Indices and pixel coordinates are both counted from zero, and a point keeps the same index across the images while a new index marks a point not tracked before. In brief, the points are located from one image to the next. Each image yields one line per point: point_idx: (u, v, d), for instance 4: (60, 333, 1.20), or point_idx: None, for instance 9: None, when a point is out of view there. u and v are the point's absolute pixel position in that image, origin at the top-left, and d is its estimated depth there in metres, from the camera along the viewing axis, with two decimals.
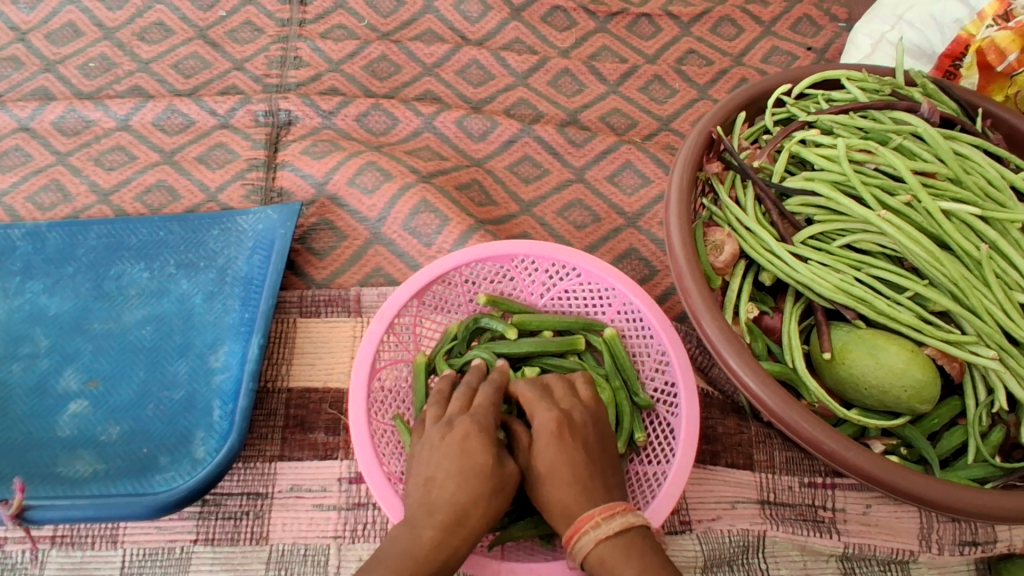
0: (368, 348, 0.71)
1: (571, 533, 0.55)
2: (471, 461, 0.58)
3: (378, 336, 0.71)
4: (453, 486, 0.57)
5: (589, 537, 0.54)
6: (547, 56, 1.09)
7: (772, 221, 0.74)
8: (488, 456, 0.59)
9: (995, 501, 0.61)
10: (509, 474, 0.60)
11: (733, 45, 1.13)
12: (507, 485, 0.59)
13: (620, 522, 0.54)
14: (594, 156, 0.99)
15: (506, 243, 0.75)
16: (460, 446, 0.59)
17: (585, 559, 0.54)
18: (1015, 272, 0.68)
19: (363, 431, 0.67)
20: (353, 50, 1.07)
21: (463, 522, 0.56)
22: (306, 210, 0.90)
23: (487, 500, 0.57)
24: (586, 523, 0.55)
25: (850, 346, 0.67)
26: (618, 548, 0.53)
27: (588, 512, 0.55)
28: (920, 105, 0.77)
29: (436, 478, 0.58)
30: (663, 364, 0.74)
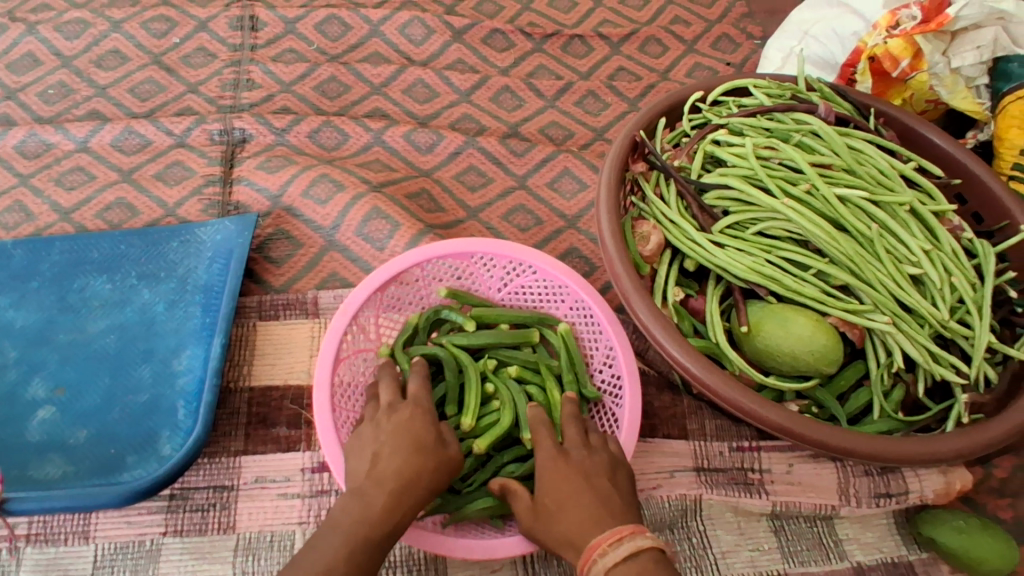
0: (331, 340, 0.75)
1: (582, 563, 0.58)
2: (416, 437, 0.65)
3: (340, 330, 0.75)
4: (399, 458, 0.63)
5: (599, 564, 0.57)
6: (487, 75, 1.17)
7: (692, 214, 0.82)
8: (430, 434, 0.65)
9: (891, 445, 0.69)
10: (452, 451, 0.66)
11: (659, 62, 1.23)
12: (450, 462, 0.65)
13: (628, 546, 0.57)
14: (535, 164, 1.07)
15: (463, 241, 0.81)
16: (403, 424, 0.66)
17: None
18: (905, 248, 0.77)
19: (325, 416, 0.71)
20: (303, 72, 1.13)
21: (409, 491, 0.62)
22: (262, 221, 0.95)
23: (434, 472, 0.63)
24: (594, 550, 0.58)
25: (763, 319, 0.75)
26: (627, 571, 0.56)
27: (595, 540, 0.58)
28: (818, 107, 0.86)
29: (382, 453, 0.64)
30: (611, 358, 0.80)
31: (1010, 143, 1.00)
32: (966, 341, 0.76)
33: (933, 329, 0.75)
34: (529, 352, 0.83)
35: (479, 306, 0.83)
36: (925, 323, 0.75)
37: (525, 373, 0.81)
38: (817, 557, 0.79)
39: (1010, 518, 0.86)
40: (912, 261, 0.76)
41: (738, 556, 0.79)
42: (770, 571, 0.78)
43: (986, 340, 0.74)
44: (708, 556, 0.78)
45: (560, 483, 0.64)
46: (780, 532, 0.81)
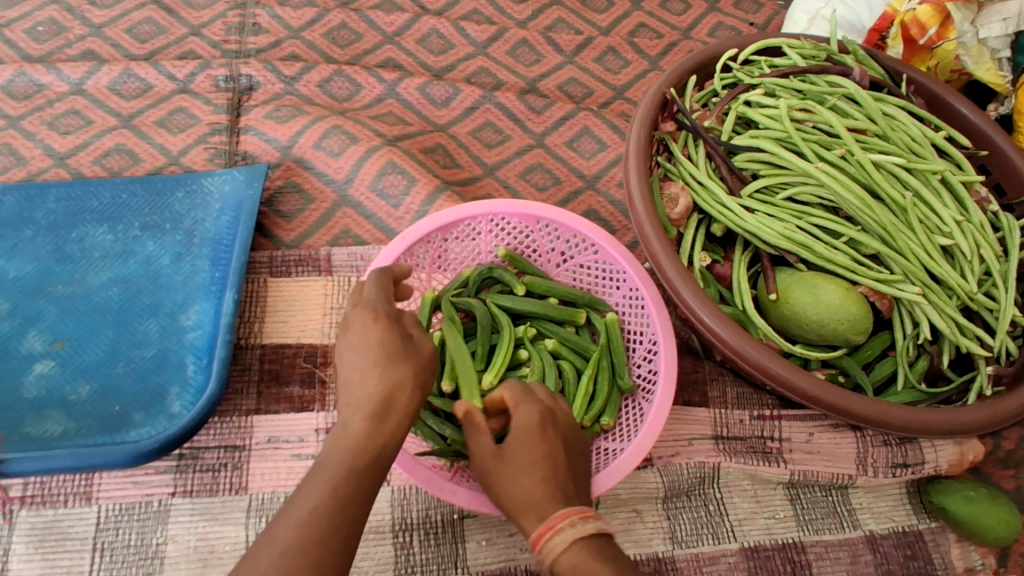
0: (381, 262, 0.76)
1: (543, 530, 0.55)
2: (383, 348, 0.57)
3: (395, 255, 0.76)
4: (370, 376, 0.55)
5: (562, 536, 0.53)
6: (504, 27, 1.12)
7: (721, 176, 0.80)
8: (399, 343, 0.57)
9: (917, 416, 0.68)
10: (424, 354, 0.59)
11: (681, 19, 1.19)
12: (426, 370, 0.58)
13: (595, 526, 0.54)
14: (554, 122, 1.03)
15: (535, 203, 0.80)
16: (361, 336, 0.57)
17: (553, 559, 0.53)
18: (937, 218, 0.75)
19: None
20: (313, 18, 1.08)
21: (390, 409, 0.54)
22: (272, 173, 0.92)
23: (413, 383, 0.56)
24: (562, 521, 0.54)
25: (793, 286, 0.73)
26: (586, 551, 0.52)
27: (562, 512, 0.55)
28: (852, 70, 0.84)
29: (352, 372, 0.56)
30: (651, 353, 0.77)
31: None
32: (990, 313, 0.75)
33: (961, 301, 0.74)
34: (571, 330, 0.82)
35: (533, 278, 0.82)
36: (953, 295, 0.74)
37: (563, 349, 0.80)
38: (831, 526, 0.80)
39: (1014, 489, 0.87)
40: (943, 232, 0.74)
41: (754, 523, 0.79)
42: (785, 539, 0.78)
43: (1011, 313, 0.73)
44: (724, 523, 0.78)
45: (529, 441, 0.61)
46: (796, 500, 0.81)
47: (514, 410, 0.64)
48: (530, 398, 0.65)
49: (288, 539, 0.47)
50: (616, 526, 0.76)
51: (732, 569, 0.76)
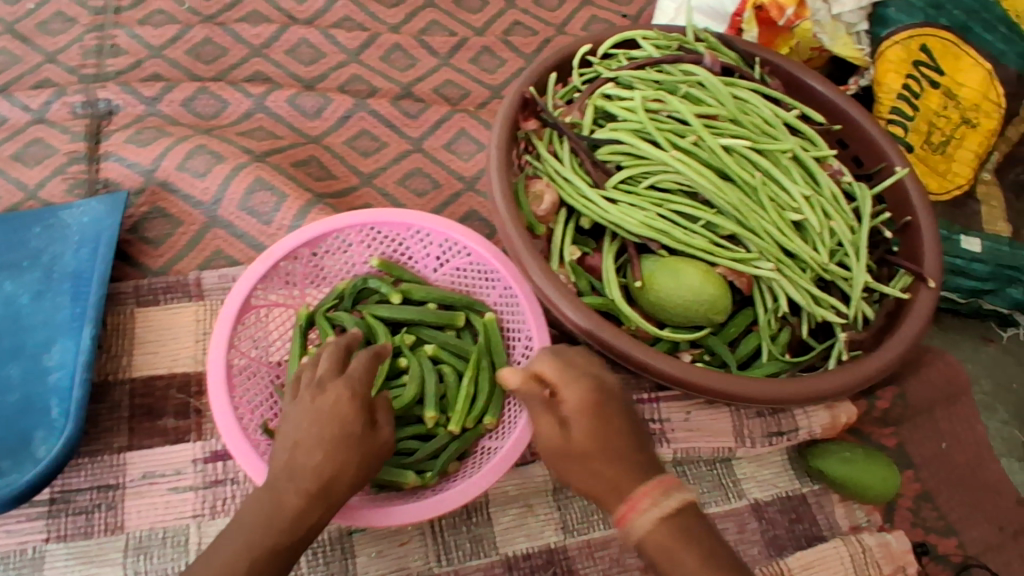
0: (243, 285, 0.73)
1: (627, 509, 0.56)
2: (344, 429, 0.60)
3: (256, 274, 0.74)
4: (320, 459, 0.58)
5: (648, 516, 0.55)
6: (377, 33, 1.12)
7: (587, 170, 0.81)
8: (360, 425, 0.60)
9: (775, 390, 0.71)
10: (380, 443, 0.62)
11: (555, 15, 1.21)
12: (376, 452, 0.62)
13: (676, 500, 0.55)
14: (430, 126, 1.03)
15: (403, 211, 0.80)
16: (329, 412, 0.60)
17: (642, 536, 0.55)
18: (788, 195, 0.77)
19: (220, 361, 0.69)
20: (174, 35, 1.05)
21: (328, 492, 0.59)
22: (135, 200, 0.89)
23: (356, 468, 0.60)
24: (644, 498, 0.55)
25: (656, 273, 0.75)
26: (671, 530, 0.54)
27: (643, 487, 0.56)
28: (704, 57, 0.85)
29: (303, 443, 0.59)
30: (529, 349, 0.79)
31: (886, 87, 1.00)
32: (845, 283, 0.77)
33: (816, 273, 0.77)
34: (453, 334, 0.82)
35: (411, 285, 0.82)
36: (806, 267, 0.76)
37: (443, 353, 0.80)
38: (718, 498, 0.83)
39: (893, 445, 0.91)
40: (794, 207, 0.76)
41: None
42: None
43: (863, 280, 0.75)
44: None
45: (596, 425, 0.59)
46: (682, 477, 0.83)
47: (567, 387, 0.60)
48: (597, 376, 0.62)
49: None
50: (507, 522, 0.77)
51: (624, 552, 0.78)
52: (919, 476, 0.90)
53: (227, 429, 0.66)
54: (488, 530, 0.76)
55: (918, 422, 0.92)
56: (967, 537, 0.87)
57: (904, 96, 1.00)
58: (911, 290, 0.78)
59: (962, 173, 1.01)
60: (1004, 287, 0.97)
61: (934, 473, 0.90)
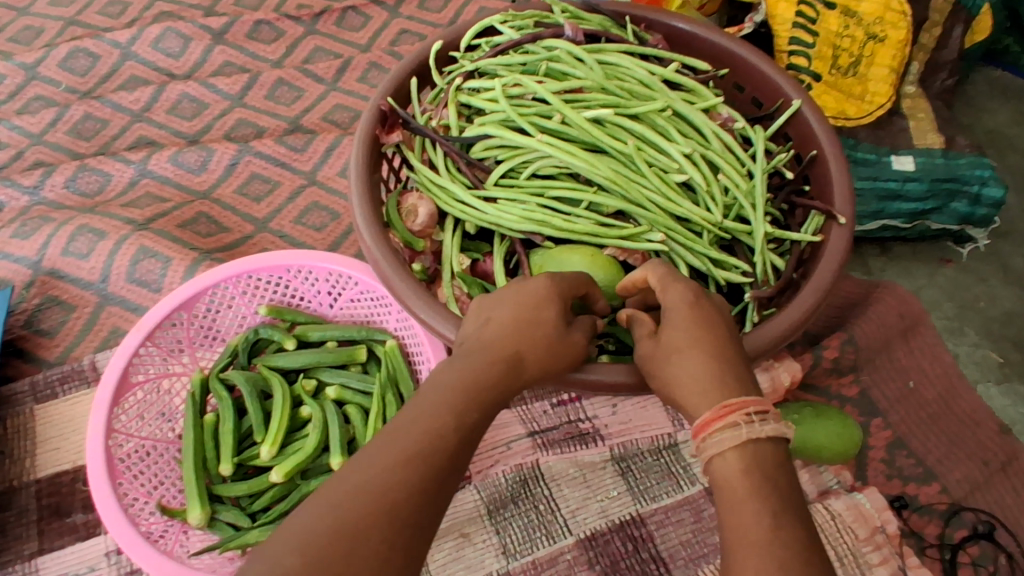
0: (117, 364, 0.70)
1: (709, 418, 0.44)
2: (540, 312, 0.51)
3: (130, 349, 0.71)
4: (514, 331, 0.50)
5: (731, 431, 0.43)
6: (258, 72, 1.08)
7: (462, 171, 0.75)
8: (558, 306, 0.52)
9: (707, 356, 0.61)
10: (573, 345, 0.53)
11: (442, 15, 1.17)
12: (569, 353, 0.53)
13: (772, 426, 0.43)
14: (320, 155, 1.00)
15: (278, 253, 0.77)
16: (527, 293, 0.53)
17: (713, 454, 0.44)
18: (667, 157, 0.72)
19: (98, 448, 0.66)
20: (53, 118, 1.02)
21: (512, 376, 0.49)
22: (26, 294, 0.86)
23: (544, 361, 0.51)
24: (736, 414, 0.44)
25: (545, 265, 0.69)
26: (749, 459, 0.42)
27: (738, 400, 0.44)
28: (564, 29, 0.79)
29: (498, 321, 0.51)
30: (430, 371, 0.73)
31: (780, 18, 0.95)
32: (748, 236, 0.71)
33: (714, 234, 0.71)
34: (358, 370, 0.78)
35: (306, 327, 0.79)
36: (702, 230, 0.71)
37: (347, 393, 0.76)
38: (669, 488, 0.77)
39: (856, 394, 0.86)
40: (676, 168, 0.71)
41: (588, 511, 0.76)
42: (623, 517, 0.75)
43: (763, 230, 0.70)
44: (558, 519, 0.75)
45: (690, 331, 0.49)
46: (627, 473, 0.78)
47: (662, 288, 0.53)
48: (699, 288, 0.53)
49: (352, 504, 0.38)
50: (443, 557, 0.72)
51: (573, 566, 0.73)
52: (889, 423, 0.85)
53: (111, 521, 0.62)
54: (423, 570, 0.72)
55: (877, 364, 0.88)
56: (950, 480, 0.83)
57: (799, 24, 0.95)
58: (824, 231, 0.72)
59: (881, 91, 0.97)
60: (946, 203, 0.98)
61: (905, 415, 0.86)
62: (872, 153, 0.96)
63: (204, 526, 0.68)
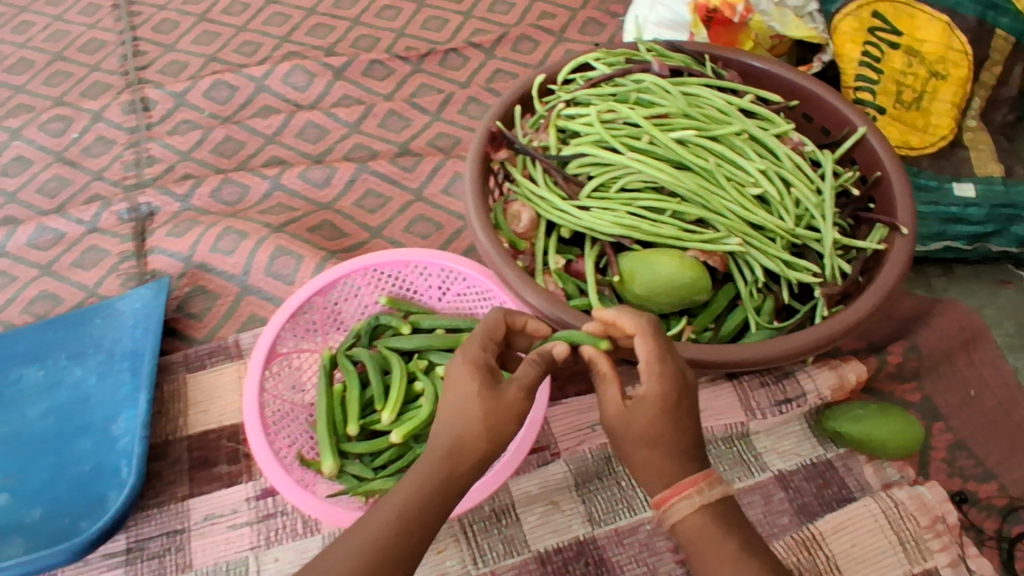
0: (267, 336, 0.84)
1: (669, 493, 0.57)
2: (467, 406, 0.58)
3: (277, 326, 0.84)
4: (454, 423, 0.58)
5: (690, 502, 0.57)
6: (372, 104, 1.24)
7: (559, 186, 0.87)
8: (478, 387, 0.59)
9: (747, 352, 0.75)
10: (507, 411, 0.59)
11: (532, 57, 1.33)
12: (506, 410, 0.59)
13: (716, 492, 0.57)
14: (426, 175, 1.14)
15: (399, 250, 0.89)
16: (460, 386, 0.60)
17: (677, 519, 0.57)
18: (745, 173, 0.82)
19: (253, 403, 0.78)
20: (198, 138, 1.19)
21: (455, 458, 0.58)
22: (179, 282, 1.01)
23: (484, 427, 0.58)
24: (689, 486, 0.57)
25: (634, 269, 0.80)
26: (709, 518, 0.57)
27: (691, 476, 0.57)
28: (651, 65, 0.92)
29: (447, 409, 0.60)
30: None
31: (847, 58, 1.08)
32: (818, 244, 0.81)
33: (786, 240, 0.80)
34: None
35: (418, 315, 0.90)
36: (776, 237, 0.80)
37: None
38: (741, 474, 0.83)
39: (918, 399, 0.92)
40: (752, 183, 0.81)
41: None
42: None
43: (832, 238, 0.79)
44: (638, 495, 0.83)
45: (659, 421, 0.58)
46: None
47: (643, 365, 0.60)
48: (672, 369, 0.60)
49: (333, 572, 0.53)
50: (534, 520, 0.81)
51: (652, 535, 0.80)
52: (951, 426, 0.91)
53: (267, 464, 0.75)
54: (517, 530, 0.80)
55: (940, 373, 0.94)
56: (1009, 480, 0.87)
57: (865, 62, 1.07)
58: (887, 241, 0.81)
59: (944, 125, 1.06)
60: (1007, 227, 1.05)
61: (967, 420, 0.91)
62: (933, 180, 1.04)
63: (334, 476, 0.79)
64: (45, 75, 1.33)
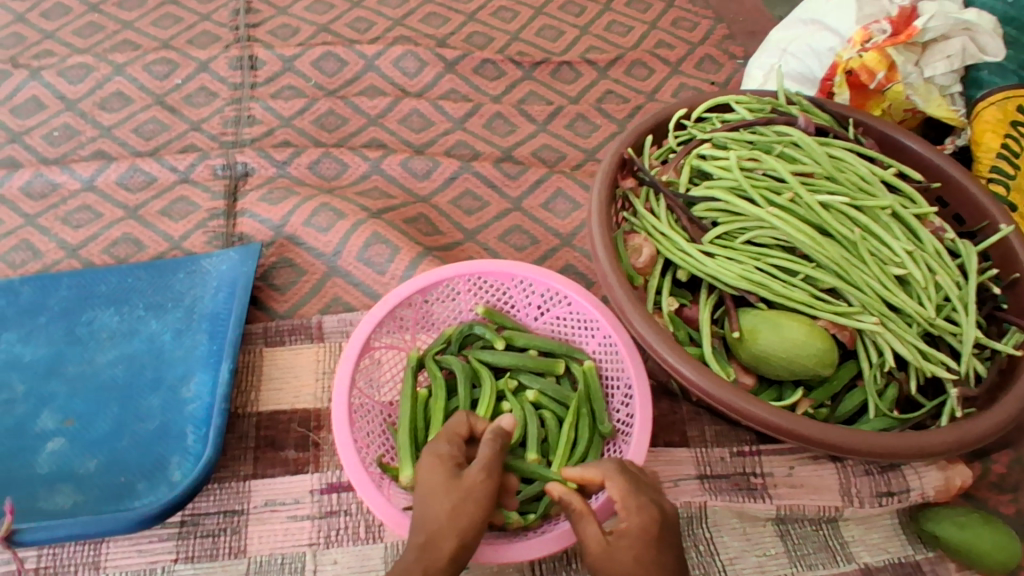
0: (365, 327, 0.81)
1: None
2: (438, 499, 0.63)
3: (377, 318, 0.81)
4: (424, 517, 0.63)
5: None
6: (480, 103, 1.21)
7: (683, 226, 0.84)
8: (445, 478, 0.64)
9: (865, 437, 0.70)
10: (473, 493, 0.63)
11: (645, 84, 1.30)
12: (476, 495, 0.63)
13: None
14: (529, 186, 1.10)
15: (507, 262, 0.86)
16: (430, 476, 0.65)
17: None
18: (888, 250, 0.78)
19: (343, 395, 0.75)
20: (302, 107, 1.17)
21: (428, 553, 0.61)
22: (266, 250, 0.98)
23: (452, 526, 0.62)
24: None
25: (758, 326, 0.76)
26: None
27: None
28: (798, 119, 0.89)
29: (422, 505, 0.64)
30: (628, 397, 0.81)
31: (985, 146, 1.05)
32: (953, 337, 0.77)
33: (922, 327, 0.77)
34: (553, 380, 0.85)
35: (513, 332, 0.87)
36: (912, 322, 0.77)
37: (544, 399, 0.83)
38: (824, 560, 0.79)
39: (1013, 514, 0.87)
40: (896, 262, 0.78)
41: (745, 561, 0.79)
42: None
43: (973, 335, 0.76)
44: (716, 562, 0.78)
45: (646, 554, 0.58)
46: (787, 536, 0.81)
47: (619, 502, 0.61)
48: (645, 503, 0.61)
49: None
50: None
51: None
52: None
53: (348, 462, 0.72)
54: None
55: None
56: None
57: (1002, 155, 1.04)
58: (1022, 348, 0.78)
59: None
60: None
61: None
62: None
63: (410, 487, 0.74)
64: (154, 15, 1.31)
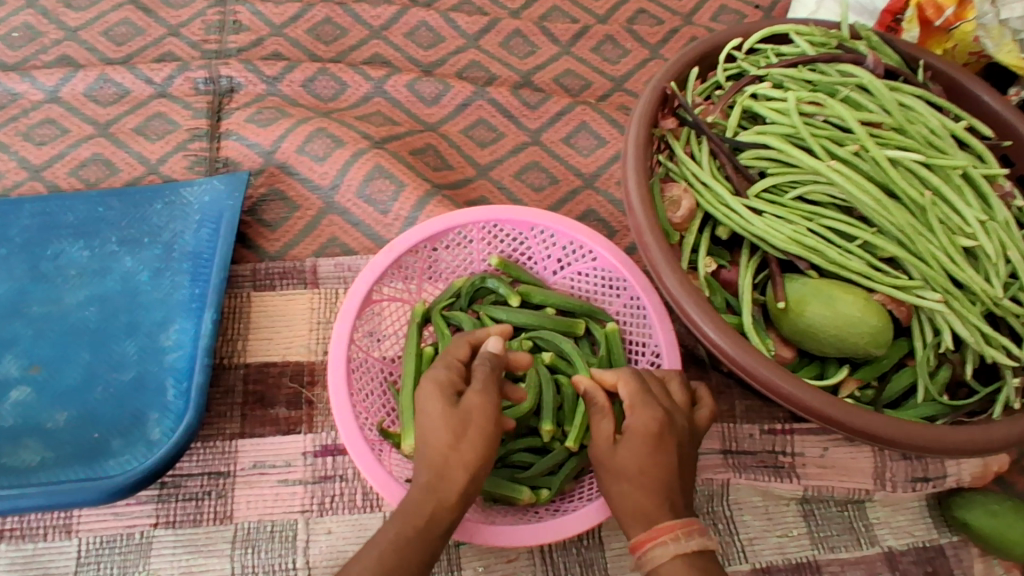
0: (366, 279, 0.72)
1: (642, 537, 0.53)
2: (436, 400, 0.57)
3: (379, 268, 0.72)
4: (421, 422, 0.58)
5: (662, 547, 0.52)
6: (497, 18, 1.07)
7: (726, 175, 0.74)
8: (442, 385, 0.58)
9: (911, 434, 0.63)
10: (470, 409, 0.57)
11: (683, 4, 1.15)
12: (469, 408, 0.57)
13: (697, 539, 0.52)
14: (549, 117, 0.99)
15: (528, 210, 0.77)
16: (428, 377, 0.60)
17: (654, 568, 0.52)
18: (960, 218, 0.69)
19: (341, 354, 0.68)
20: (295, 13, 1.03)
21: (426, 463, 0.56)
22: (253, 180, 0.87)
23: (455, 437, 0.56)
24: (667, 531, 0.52)
25: (808, 297, 0.67)
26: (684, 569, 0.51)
27: (671, 520, 0.53)
28: (866, 58, 0.77)
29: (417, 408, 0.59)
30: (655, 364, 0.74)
31: None
32: (1018, 319, 0.69)
33: (986, 307, 0.69)
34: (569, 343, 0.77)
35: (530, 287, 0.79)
36: (976, 300, 0.68)
37: (560, 362, 0.74)
38: (848, 543, 0.75)
39: None
40: (967, 233, 0.69)
41: (765, 543, 0.74)
42: (799, 559, 0.74)
43: None
44: (735, 543, 0.73)
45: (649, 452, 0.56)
46: (810, 517, 0.76)
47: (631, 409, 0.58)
48: (653, 408, 0.57)
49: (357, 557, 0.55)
50: (619, 548, 0.72)
51: None
52: None
53: (345, 428, 0.65)
54: (598, 555, 0.72)
55: None
56: None
57: None
58: None
59: None
60: None
61: None
62: None
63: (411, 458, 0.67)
64: None
